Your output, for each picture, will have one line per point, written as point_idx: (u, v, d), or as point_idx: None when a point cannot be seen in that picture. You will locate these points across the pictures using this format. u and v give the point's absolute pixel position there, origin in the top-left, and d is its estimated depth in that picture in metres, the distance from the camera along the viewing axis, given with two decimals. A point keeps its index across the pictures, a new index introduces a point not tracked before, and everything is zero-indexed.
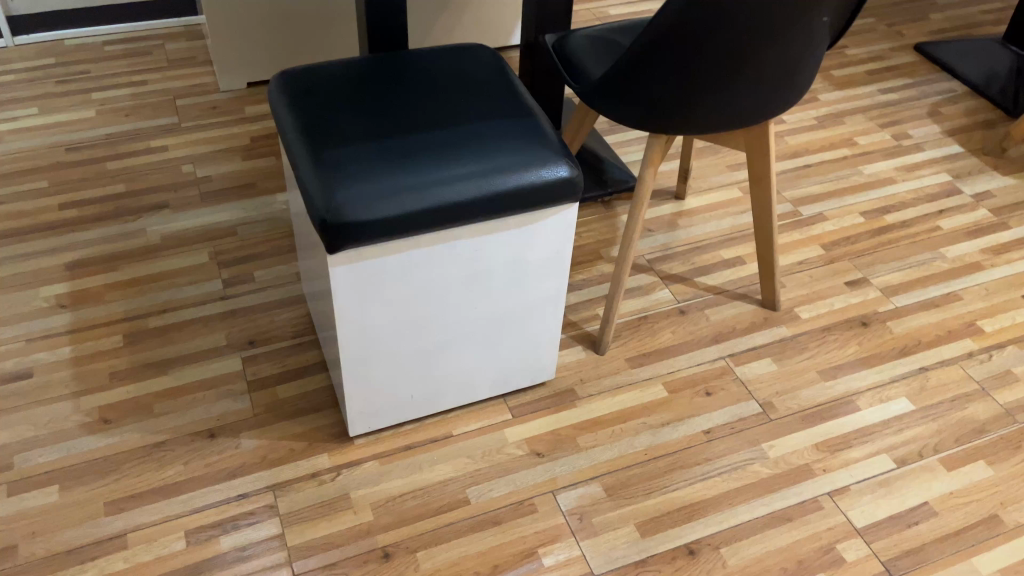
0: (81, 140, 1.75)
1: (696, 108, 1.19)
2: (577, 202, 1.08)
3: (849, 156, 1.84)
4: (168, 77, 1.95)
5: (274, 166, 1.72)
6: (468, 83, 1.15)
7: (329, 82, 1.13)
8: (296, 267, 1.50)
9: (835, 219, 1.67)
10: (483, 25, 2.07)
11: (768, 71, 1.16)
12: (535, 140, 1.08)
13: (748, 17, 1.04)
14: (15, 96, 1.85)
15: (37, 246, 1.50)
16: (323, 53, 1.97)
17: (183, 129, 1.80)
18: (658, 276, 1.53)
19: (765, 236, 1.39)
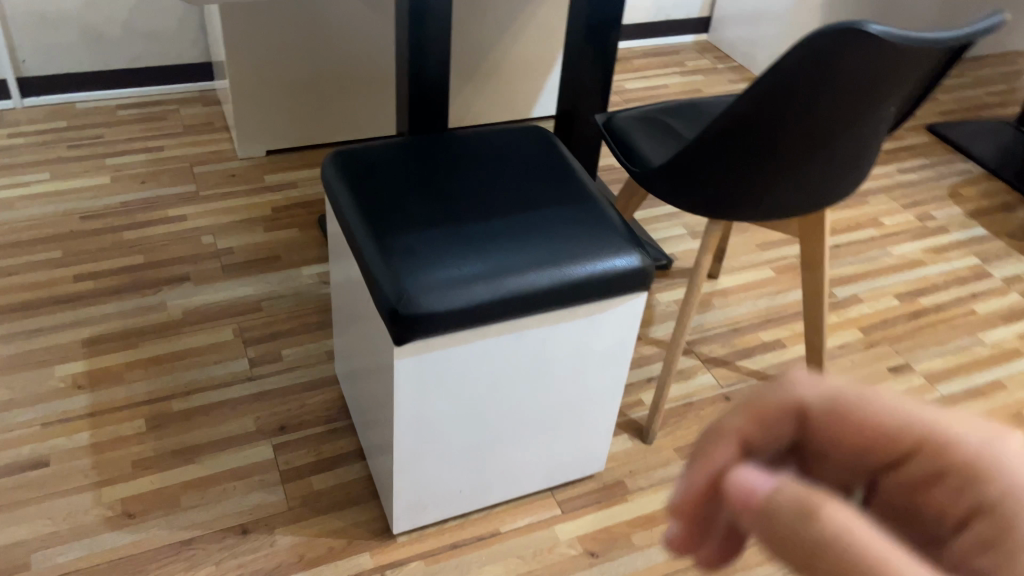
0: (97, 208, 1.69)
1: (760, 198, 1.16)
2: (646, 291, 1.04)
3: (876, 237, 1.83)
4: (184, 144, 1.90)
5: (299, 238, 1.67)
6: (529, 164, 1.12)
7: (389, 161, 1.09)
8: (326, 346, 1.44)
9: (870, 301, 1.65)
10: (505, 97, 2.05)
11: (836, 162, 1.13)
12: (604, 227, 1.04)
13: (825, 108, 1.02)
14: (24, 160, 1.79)
15: (53, 321, 1.42)
16: (346, 120, 1.94)
17: (202, 198, 1.75)
18: (699, 359, 1.49)
19: (815, 321, 1.35)
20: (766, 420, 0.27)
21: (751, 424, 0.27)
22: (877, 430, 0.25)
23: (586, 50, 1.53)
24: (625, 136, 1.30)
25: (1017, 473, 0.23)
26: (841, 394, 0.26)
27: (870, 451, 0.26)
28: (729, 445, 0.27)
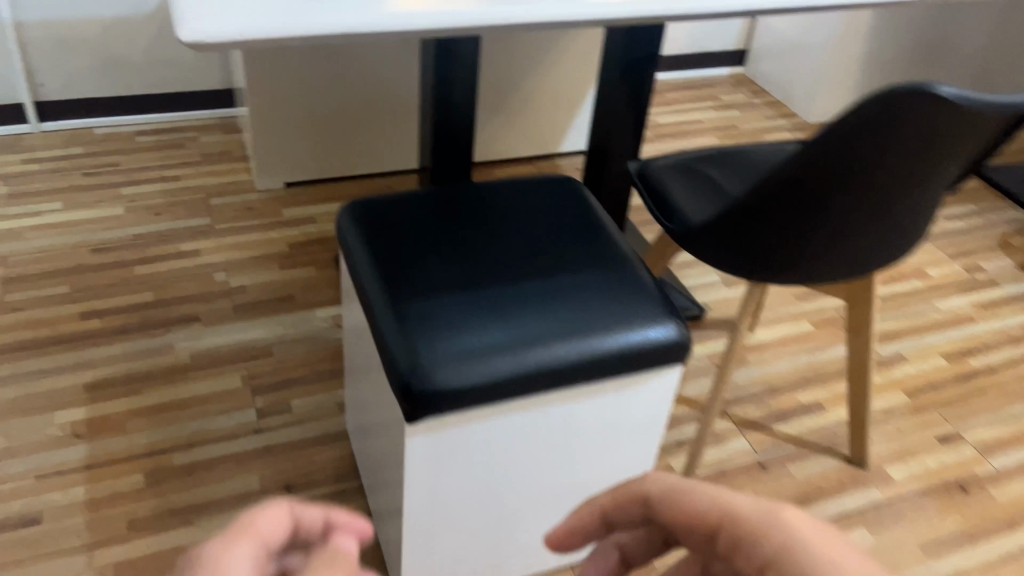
0: (108, 241, 1.63)
1: (808, 264, 1.07)
2: (683, 364, 0.96)
3: (921, 289, 1.73)
4: (202, 174, 1.85)
5: (315, 278, 1.61)
6: (558, 221, 1.04)
7: (408, 215, 1.02)
8: (338, 397, 1.37)
9: (916, 361, 1.55)
10: (534, 131, 1.98)
11: (892, 228, 1.04)
12: (638, 293, 0.96)
13: (882, 171, 0.94)
14: (38, 188, 1.74)
15: (55, 362, 1.36)
16: (369, 153, 1.88)
17: (216, 232, 1.69)
18: (732, 421, 1.40)
19: (859, 388, 1.26)
20: (619, 501, 0.44)
21: (609, 503, 0.44)
22: (699, 514, 0.41)
23: (621, 90, 1.45)
24: (663, 188, 1.21)
25: (778, 529, 0.37)
26: (674, 486, 0.42)
27: (699, 530, 0.41)
28: (593, 503, 0.45)
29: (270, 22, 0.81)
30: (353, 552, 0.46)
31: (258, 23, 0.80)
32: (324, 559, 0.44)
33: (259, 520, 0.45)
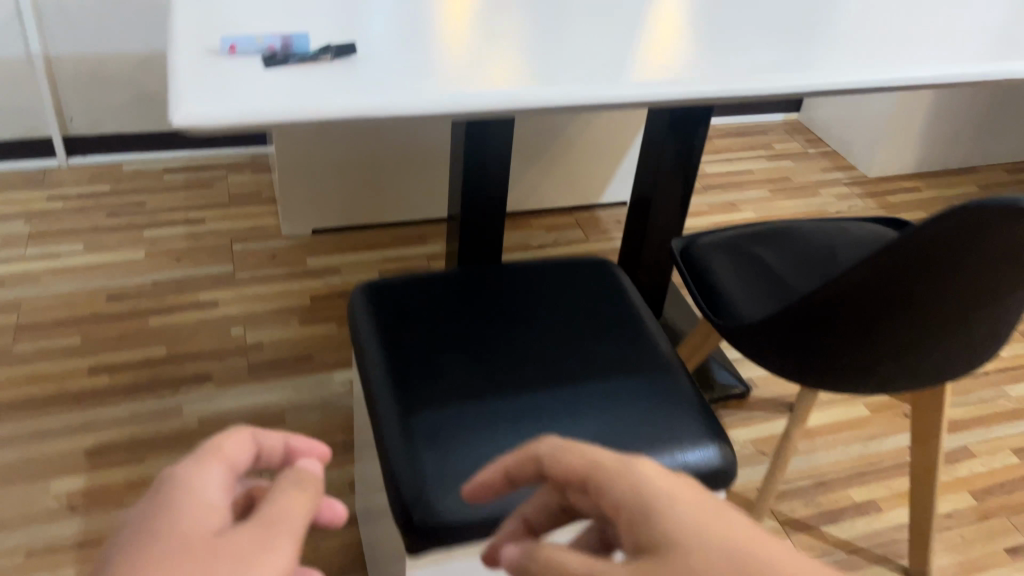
0: (125, 288, 1.57)
1: (872, 376, 0.94)
2: (726, 490, 0.84)
3: (991, 371, 1.59)
4: (228, 216, 1.78)
5: (335, 335, 1.52)
6: (591, 315, 0.94)
7: (425, 302, 0.93)
8: (350, 474, 1.28)
9: (984, 457, 1.41)
10: (575, 180, 1.88)
11: (970, 341, 0.91)
12: (677, 407, 0.85)
13: (964, 282, 0.82)
14: (60, 228, 1.69)
15: (59, 423, 1.30)
16: (402, 197, 1.79)
17: (237, 281, 1.62)
18: (777, 520, 1.27)
19: (923, 499, 1.13)
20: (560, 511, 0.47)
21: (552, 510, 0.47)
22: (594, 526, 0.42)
23: (667, 158, 1.35)
24: (711, 277, 1.10)
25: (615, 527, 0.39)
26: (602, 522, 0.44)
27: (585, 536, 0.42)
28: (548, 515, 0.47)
29: (273, 103, 0.73)
30: (320, 466, 0.43)
31: (260, 105, 0.72)
32: (287, 473, 0.41)
33: (224, 445, 0.43)
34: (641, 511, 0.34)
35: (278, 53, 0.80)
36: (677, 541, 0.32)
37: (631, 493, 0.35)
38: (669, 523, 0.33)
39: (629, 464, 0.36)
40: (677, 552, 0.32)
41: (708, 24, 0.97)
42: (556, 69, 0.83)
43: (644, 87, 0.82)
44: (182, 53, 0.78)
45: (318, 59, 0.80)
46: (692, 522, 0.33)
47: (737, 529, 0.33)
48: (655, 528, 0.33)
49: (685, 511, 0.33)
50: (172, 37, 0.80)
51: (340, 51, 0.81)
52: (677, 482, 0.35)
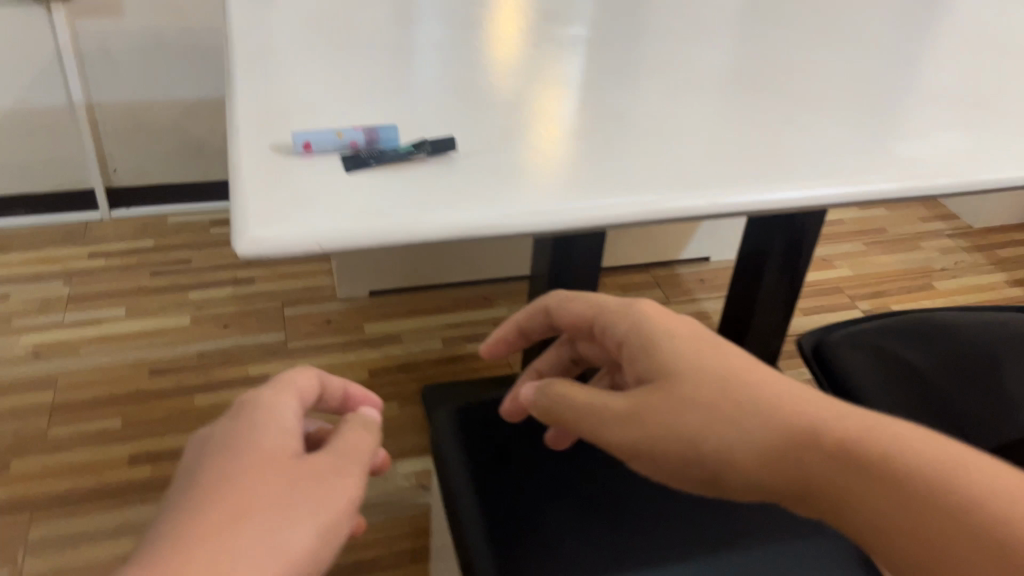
0: (170, 360, 1.45)
1: None
2: None
3: None
4: (279, 275, 1.65)
5: (397, 415, 1.37)
6: None
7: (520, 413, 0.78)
8: None
9: None
10: (652, 236, 1.72)
11: None
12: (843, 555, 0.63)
13: None
14: (101, 289, 1.58)
15: (96, 524, 1.17)
16: (453, 271, 1.65)
17: (290, 351, 1.49)
18: None
19: None
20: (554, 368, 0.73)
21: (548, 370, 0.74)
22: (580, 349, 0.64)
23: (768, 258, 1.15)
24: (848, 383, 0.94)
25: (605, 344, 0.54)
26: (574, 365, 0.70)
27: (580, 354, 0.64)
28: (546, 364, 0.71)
29: (357, 225, 0.58)
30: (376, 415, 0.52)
31: (343, 223, 0.58)
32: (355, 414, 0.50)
33: (298, 377, 0.51)
34: (648, 354, 0.45)
35: (363, 151, 0.65)
36: (678, 375, 0.43)
37: (638, 334, 0.47)
38: (672, 361, 0.44)
39: (629, 308, 0.48)
40: (677, 382, 0.43)
41: (859, 101, 0.81)
42: (695, 165, 0.68)
43: (807, 187, 0.66)
44: (244, 155, 0.63)
45: (411, 159, 0.65)
46: (685, 359, 0.44)
47: (727, 365, 0.43)
48: (652, 361, 0.45)
49: (683, 349, 0.44)
50: (231, 136, 0.66)
51: (437, 146, 0.66)
52: (677, 329, 0.46)
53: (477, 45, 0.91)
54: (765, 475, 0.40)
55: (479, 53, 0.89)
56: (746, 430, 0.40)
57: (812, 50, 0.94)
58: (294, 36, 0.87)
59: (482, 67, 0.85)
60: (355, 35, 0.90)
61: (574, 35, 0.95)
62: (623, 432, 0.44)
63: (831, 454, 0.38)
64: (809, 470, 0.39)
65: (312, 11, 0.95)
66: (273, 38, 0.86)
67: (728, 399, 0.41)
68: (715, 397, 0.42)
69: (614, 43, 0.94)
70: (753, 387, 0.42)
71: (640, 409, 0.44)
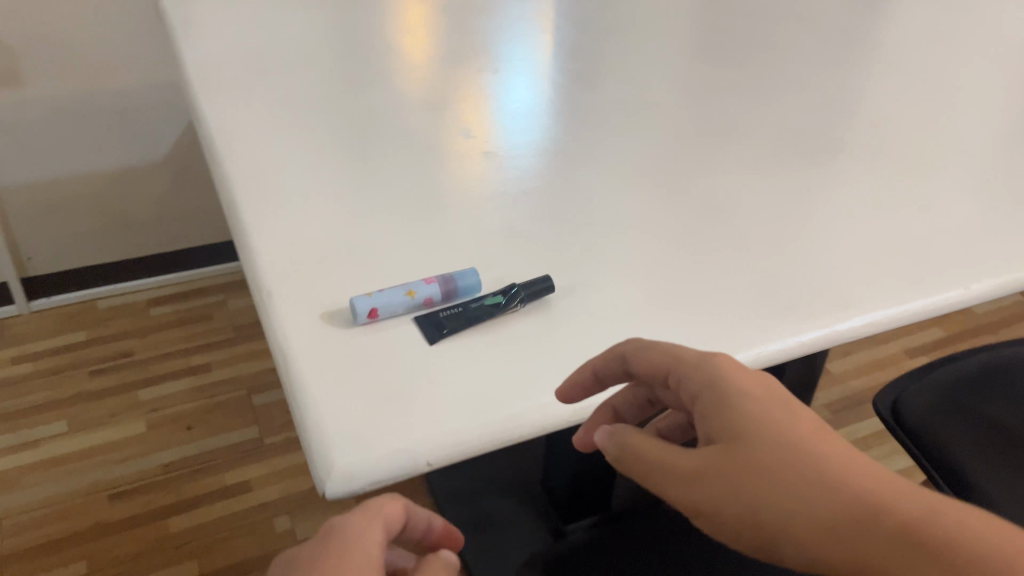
0: (131, 478, 1.26)
1: None
2: None
3: None
4: (236, 358, 1.48)
5: None
6: None
7: None
8: None
9: None
10: None
11: None
12: None
13: None
14: (32, 402, 1.36)
15: None
16: None
17: (268, 448, 1.32)
18: None
19: None
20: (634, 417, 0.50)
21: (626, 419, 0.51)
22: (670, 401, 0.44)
23: None
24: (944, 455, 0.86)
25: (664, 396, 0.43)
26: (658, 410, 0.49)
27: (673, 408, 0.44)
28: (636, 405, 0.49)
29: (470, 427, 0.44)
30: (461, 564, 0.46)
31: (454, 429, 0.44)
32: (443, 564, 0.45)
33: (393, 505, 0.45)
34: (718, 402, 0.37)
35: (443, 310, 0.51)
36: (745, 431, 0.35)
37: (703, 381, 0.38)
38: (751, 414, 0.36)
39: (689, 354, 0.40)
40: (747, 437, 0.35)
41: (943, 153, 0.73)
42: (821, 269, 0.58)
43: (953, 288, 0.57)
44: (294, 339, 0.49)
45: (503, 313, 0.51)
46: (758, 414, 0.36)
47: (798, 426, 0.35)
48: (728, 415, 0.36)
49: (755, 400, 0.36)
50: (264, 306, 0.51)
51: (532, 290, 0.52)
52: (746, 376, 0.38)
53: (503, 106, 0.77)
54: (825, 556, 0.32)
55: (501, 121, 0.74)
56: (811, 502, 0.33)
57: (860, 88, 0.85)
58: (284, 114, 0.70)
59: (521, 142, 0.71)
60: (353, 104, 0.73)
61: (605, 86, 0.82)
62: (678, 487, 0.36)
63: (896, 539, 0.32)
64: (872, 556, 0.32)
65: (292, 70, 0.78)
66: (258, 120, 0.69)
67: (796, 465, 0.34)
68: (782, 462, 0.34)
69: (656, 95, 0.81)
70: (826, 458, 0.34)
71: (707, 463, 0.35)
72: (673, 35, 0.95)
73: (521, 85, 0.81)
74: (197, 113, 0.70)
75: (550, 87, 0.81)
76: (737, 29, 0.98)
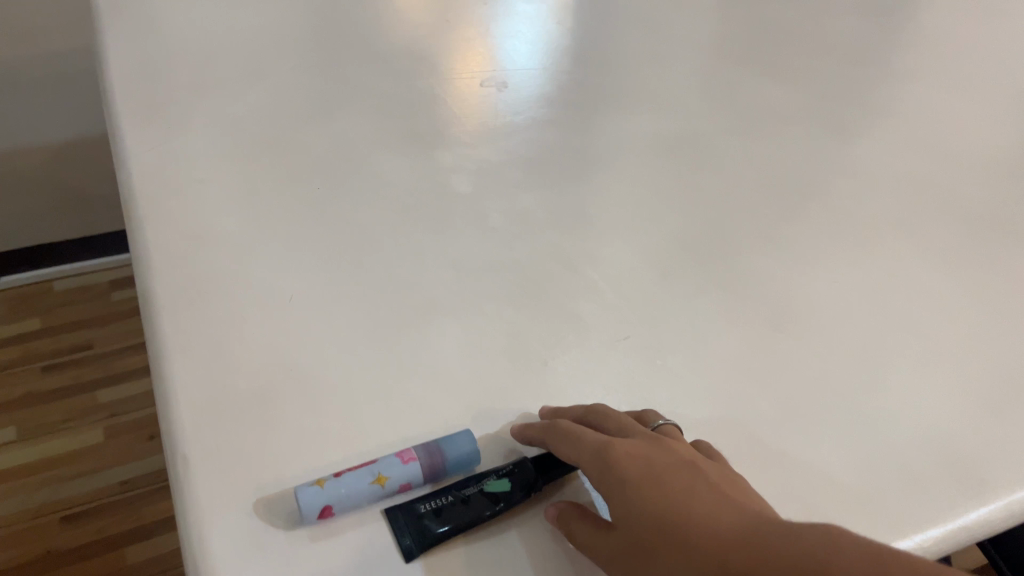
0: (88, 495, 1.06)
1: None
2: None
3: None
4: None
5: None
6: None
7: None
8: None
9: None
10: None
11: None
12: None
13: None
14: None
15: None
16: None
17: None
18: None
19: None
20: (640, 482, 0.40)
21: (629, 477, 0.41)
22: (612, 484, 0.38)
23: None
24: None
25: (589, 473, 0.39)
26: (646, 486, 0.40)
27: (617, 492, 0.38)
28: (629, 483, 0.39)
29: None
30: None
31: None
32: None
33: None
34: (609, 485, 0.34)
35: (425, 501, 0.37)
36: (627, 508, 0.33)
37: (592, 463, 0.36)
38: (634, 485, 0.34)
39: (578, 438, 0.37)
40: (634, 514, 0.33)
41: None
42: (932, 404, 0.44)
43: None
44: (223, 552, 0.34)
45: (504, 511, 0.37)
46: (639, 492, 0.33)
47: (673, 494, 0.33)
48: (613, 492, 0.34)
49: (632, 478, 0.34)
50: (180, 484, 0.36)
51: (547, 468, 0.38)
52: (637, 453, 0.35)
53: (516, 124, 0.60)
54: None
55: (498, 140, 0.58)
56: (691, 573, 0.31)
57: (942, 108, 0.69)
58: (233, 149, 0.54)
59: (535, 185, 0.55)
60: (322, 131, 0.57)
61: (647, 92, 0.65)
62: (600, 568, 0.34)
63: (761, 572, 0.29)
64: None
65: (247, 77, 0.60)
66: (199, 161, 0.52)
67: (673, 538, 0.32)
68: (662, 540, 0.32)
69: (706, 113, 0.64)
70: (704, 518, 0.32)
71: (614, 550, 0.33)
72: (716, 22, 0.77)
73: (540, 85, 0.63)
74: (117, 146, 0.52)
75: (577, 91, 0.64)
76: (796, 18, 0.80)
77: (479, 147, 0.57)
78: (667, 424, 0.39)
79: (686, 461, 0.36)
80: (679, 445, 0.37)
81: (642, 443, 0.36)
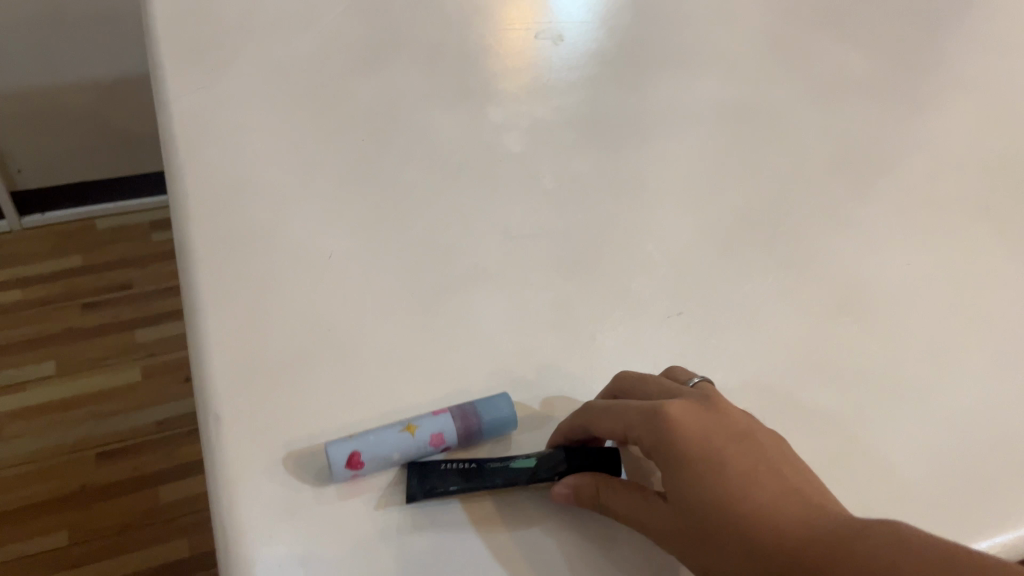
0: (126, 433, 1.02)
1: None
2: None
3: None
4: None
5: None
6: None
7: None
8: None
9: None
10: None
11: None
12: None
13: None
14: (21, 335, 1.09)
15: None
16: None
17: None
18: None
19: None
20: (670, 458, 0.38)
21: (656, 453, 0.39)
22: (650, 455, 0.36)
23: None
24: None
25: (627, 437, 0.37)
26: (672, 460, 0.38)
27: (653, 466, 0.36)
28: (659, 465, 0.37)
29: None
30: None
31: None
32: None
33: None
34: (665, 459, 0.33)
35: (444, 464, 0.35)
36: (686, 487, 0.32)
37: (646, 430, 0.34)
38: (693, 463, 0.32)
39: (620, 410, 0.35)
40: (694, 495, 0.32)
41: None
42: (996, 405, 0.42)
43: None
44: (258, 511, 0.33)
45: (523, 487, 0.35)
46: (699, 471, 0.32)
47: (731, 473, 0.32)
48: (670, 468, 0.32)
49: (691, 453, 0.32)
50: (214, 439, 0.35)
51: (582, 457, 0.36)
52: (693, 421, 0.33)
53: (573, 78, 0.57)
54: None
55: (551, 96, 0.55)
56: (751, 565, 0.30)
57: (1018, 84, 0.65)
58: (279, 95, 0.52)
59: (590, 145, 0.52)
60: (370, 78, 0.54)
61: (712, 52, 0.61)
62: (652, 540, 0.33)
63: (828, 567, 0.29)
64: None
65: (294, 19, 0.57)
66: (243, 106, 0.50)
67: (733, 525, 0.31)
68: (723, 528, 0.31)
69: (771, 77, 0.61)
70: (764, 503, 0.31)
71: (667, 526, 0.32)
72: None
73: (600, 38, 0.60)
74: (160, 87, 0.51)
75: (638, 47, 0.60)
76: None
77: (533, 104, 0.55)
78: (702, 380, 0.38)
79: (740, 430, 0.34)
80: (729, 406, 0.35)
81: (693, 406, 0.34)
